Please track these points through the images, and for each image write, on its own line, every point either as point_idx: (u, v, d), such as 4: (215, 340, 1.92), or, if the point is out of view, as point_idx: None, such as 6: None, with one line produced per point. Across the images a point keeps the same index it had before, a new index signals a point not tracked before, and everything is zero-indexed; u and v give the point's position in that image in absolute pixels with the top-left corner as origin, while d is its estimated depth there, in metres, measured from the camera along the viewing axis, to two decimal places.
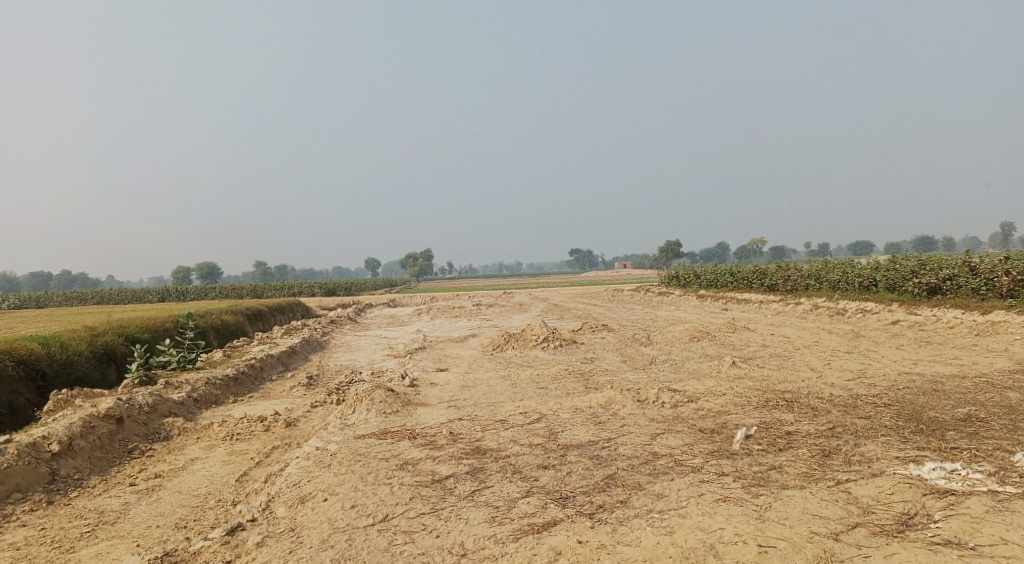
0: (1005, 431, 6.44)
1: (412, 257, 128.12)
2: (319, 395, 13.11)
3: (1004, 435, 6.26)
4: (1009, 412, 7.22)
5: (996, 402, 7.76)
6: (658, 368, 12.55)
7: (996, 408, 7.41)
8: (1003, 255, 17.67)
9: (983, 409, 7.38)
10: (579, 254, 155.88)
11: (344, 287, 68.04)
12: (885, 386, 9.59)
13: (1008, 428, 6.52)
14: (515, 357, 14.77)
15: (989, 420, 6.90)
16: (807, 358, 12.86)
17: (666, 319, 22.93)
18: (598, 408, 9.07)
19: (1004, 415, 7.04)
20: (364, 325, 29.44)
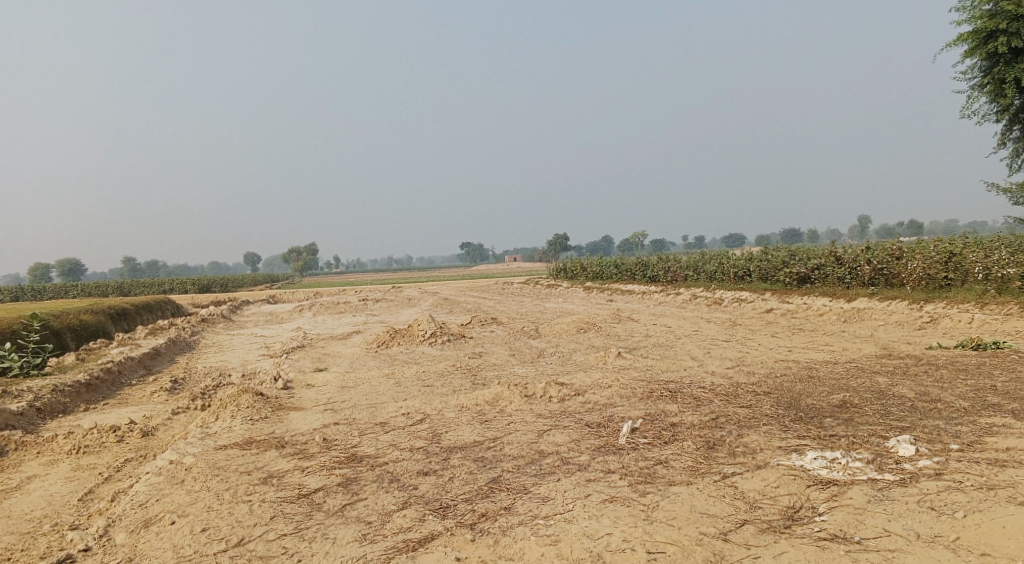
0: (876, 417, 6.66)
1: (296, 251, 123.04)
2: (182, 400, 11.95)
3: (876, 422, 6.47)
4: (878, 397, 7.53)
5: (866, 387, 8.11)
6: (547, 361, 12.39)
7: (866, 394, 7.72)
8: (864, 246, 18.97)
9: (855, 395, 7.67)
10: (469, 248, 155.91)
11: (221, 283, 64.19)
12: (763, 373, 9.87)
13: (879, 414, 6.76)
14: (401, 354, 14.19)
15: (861, 407, 7.14)
16: (690, 347, 13.14)
17: (554, 311, 23.02)
18: (484, 405, 8.73)
19: (874, 401, 7.32)
20: (241, 323, 27.66)
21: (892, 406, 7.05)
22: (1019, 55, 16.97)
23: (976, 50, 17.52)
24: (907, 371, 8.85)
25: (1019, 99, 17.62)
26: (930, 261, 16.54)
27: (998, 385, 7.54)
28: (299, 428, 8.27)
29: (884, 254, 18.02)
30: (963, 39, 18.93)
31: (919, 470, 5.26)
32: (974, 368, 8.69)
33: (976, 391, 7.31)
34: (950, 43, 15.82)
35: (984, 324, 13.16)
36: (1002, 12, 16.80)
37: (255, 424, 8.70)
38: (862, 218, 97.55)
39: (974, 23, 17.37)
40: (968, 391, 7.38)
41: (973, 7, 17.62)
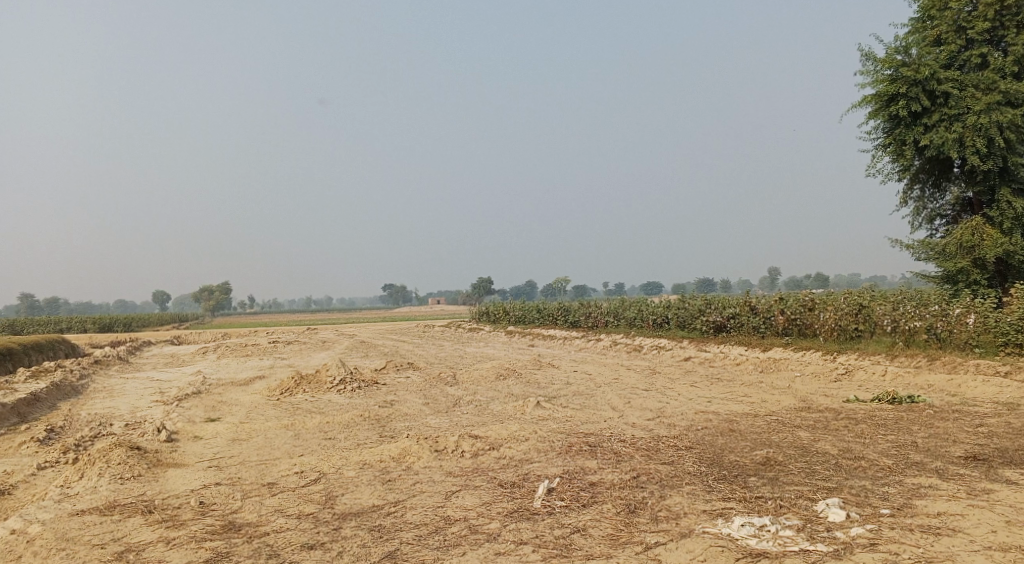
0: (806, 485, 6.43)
1: (208, 289, 117.50)
2: (47, 453, 10.50)
3: (806, 490, 6.27)
4: (805, 462, 7.31)
5: (787, 446, 7.88)
6: (462, 411, 11.70)
7: (792, 458, 7.50)
8: (777, 296, 19.38)
9: (779, 458, 7.42)
10: (392, 290, 153.52)
11: (122, 322, 60.03)
12: (684, 426, 9.55)
13: (806, 480, 6.56)
14: (305, 402, 13.15)
15: (791, 472, 7.00)
16: (609, 396, 12.79)
17: (474, 356, 22.35)
18: (389, 461, 7.97)
19: (801, 467, 7.15)
20: (137, 366, 25.54)
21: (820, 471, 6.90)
22: (917, 120, 18.04)
23: (879, 112, 18.50)
24: (831, 434, 8.73)
25: (918, 161, 18.68)
26: (840, 313, 17.01)
27: (914, 455, 7.50)
28: (178, 487, 7.18)
29: (797, 305, 18.43)
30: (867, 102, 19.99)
31: (853, 540, 5.01)
32: (893, 432, 8.68)
33: (898, 462, 7.24)
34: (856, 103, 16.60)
35: (895, 377, 13.49)
36: (902, 77, 17.83)
37: (126, 482, 7.49)
38: (774, 271, 101.88)
39: (878, 87, 18.36)
40: (892, 462, 7.26)
41: (875, 72, 18.66)
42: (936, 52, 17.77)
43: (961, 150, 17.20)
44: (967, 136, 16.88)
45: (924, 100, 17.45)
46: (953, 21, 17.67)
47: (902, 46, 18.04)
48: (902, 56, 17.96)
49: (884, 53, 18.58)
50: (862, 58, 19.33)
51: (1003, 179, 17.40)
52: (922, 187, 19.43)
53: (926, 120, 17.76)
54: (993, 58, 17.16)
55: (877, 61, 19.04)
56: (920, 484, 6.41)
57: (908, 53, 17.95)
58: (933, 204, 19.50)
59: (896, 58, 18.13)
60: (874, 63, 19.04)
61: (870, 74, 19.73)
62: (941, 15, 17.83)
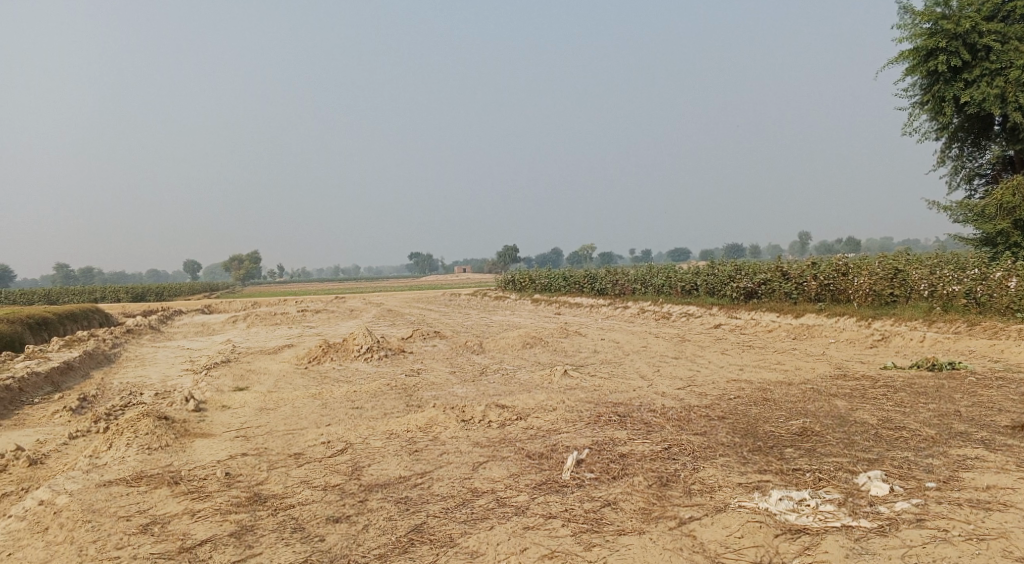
0: (845, 457, 6.19)
1: (239, 260, 119.05)
2: (81, 422, 10.67)
3: (846, 462, 6.01)
4: (842, 434, 7.05)
5: (824, 419, 7.62)
6: (488, 380, 11.60)
7: (829, 430, 7.23)
8: (810, 261, 18.89)
9: (817, 431, 7.16)
10: (419, 258, 154.12)
11: (157, 293, 61.18)
12: (715, 395, 9.35)
13: (846, 453, 6.30)
14: (332, 371, 13.17)
15: (830, 443, 6.73)
16: (638, 364, 12.59)
17: (500, 324, 22.25)
18: (415, 431, 7.89)
19: (839, 438, 6.88)
20: (170, 336, 25.98)
21: (859, 443, 6.62)
22: (958, 75, 17.21)
23: (918, 68, 17.69)
24: (869, 403, 8.44)
25: (957, 119, 17.88)
26: (876, 277, 16.50)
27: (959, 425, 7.21)
28: (204, 459, 7.18)
29: (830, 270, 17.95)
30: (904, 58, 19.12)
31: (898, 515, 4.80)
32: (935, 401, 8.37)
33: (941, 434, 6.94)
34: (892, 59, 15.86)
35: (935, 343, 13.06)
36: (942, 31, 16.96)
37: (154, 454, 7.53)
38: (805, 235, 99.91)
39: (916, 42, 17.53)
40: (935, 432, 6.99)
41: (914, 26, 17.80)
42: (979, 4, 16.87)
43: (1003, 107, 16.40)
44: (1011, 91, 16.07)
45: (965, 54, 16.62)
46: None
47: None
48: (943, 8, 17.07)
49: (923, 6, 17.69)
50: (899, 11, 18.45)
51: None
52: (961, 146, 18.64)
53: (966, 76, 16.93)
54: None
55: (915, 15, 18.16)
56: (966, 455, 6.12)
57: (948, 4, 17.06)
58: (972, 164, 18.72)
59: (936, 10, 17.26)
60: (912, 17, 18.16)
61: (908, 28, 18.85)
62: None
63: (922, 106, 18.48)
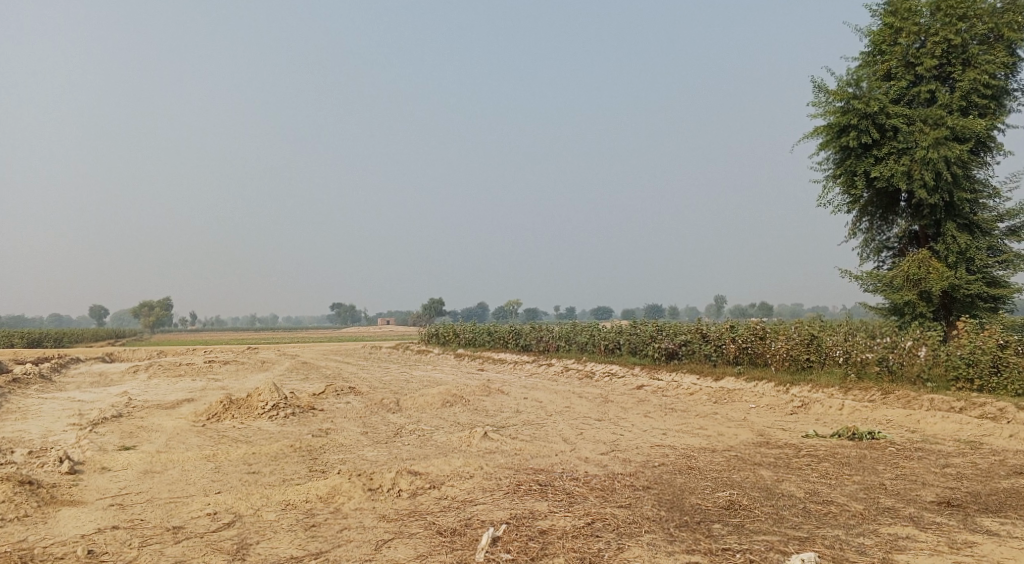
0: (776, 535, 5.91)
1: (147, 304, 112.82)
2: None
3: (776, 541, 5.72)
4: (770, 511, 6.82)
5: (753, 496, 7.38)
6: (403, 442, 10.86)
7: (755, 506, 6.98)
8: (729, 324, 19.17)
9: (743, 508, 6.89)
10: (341, 309, 150.54)
11: (53, 338, 56.76)
12: (639, 463, 9.03)
13: (776, 530, 6.03)
14: (231, 430, 12.07)
15: (758, 518, 6.45)
16: (560, 426, 12.17)
17: (420, 380, 21.44)
18: (315, 501, 7.12)
19: (767, 515, 6.62)
20: (57, 384, 23.74)
21: (787, 519, 6.36)
22: (867, 152, 18.18)
23: (831, 143, 18.63)
24: (793, 477, 8.31)
25: (867, 193, 18.83)
26: (793, 342, 16.85)
27: (887, 502, 7.13)
28: (67, 535, 5.77)
29: (748, 333, 18.25)
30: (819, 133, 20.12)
31: None
32: (859, 474, 8.33)
33: (869, 511, 6.82)
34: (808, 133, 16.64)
35: (852, 411, 13.27)
36: (853, 109, 17.94)
37: (4, 528, 5.96)
38: (721, 299, 103.43)
39: (829, 119, 18.49)
40: (864, 507, 7.00)
41: (827, 104, 18.80)
42: (886, 87, 17.97)
43: (909, 183, 17.39)
44: (916, 169, 17.07)
45: (874, 132, 17.62)
46: (902, 56, 17.92)
47: (854, 79, 18.22)
48: (854, 89, 18.11)
49: (836, 85, 18.74)
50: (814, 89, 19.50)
51: (949, 214, 17.62)
52: (871, 219, 19.59)
53: (876, 152, 17.92)
54: (942, 94, 17.37)
55: (829, 94, 19.21)
56: (897, 534, 5.95)
57: (859, 85, 18.11)
58: (881, 236, 19.65)
59: (847, 90, 18.29)
60: (826, 95, 19.19)
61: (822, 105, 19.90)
62: (891, 49, 18.09)
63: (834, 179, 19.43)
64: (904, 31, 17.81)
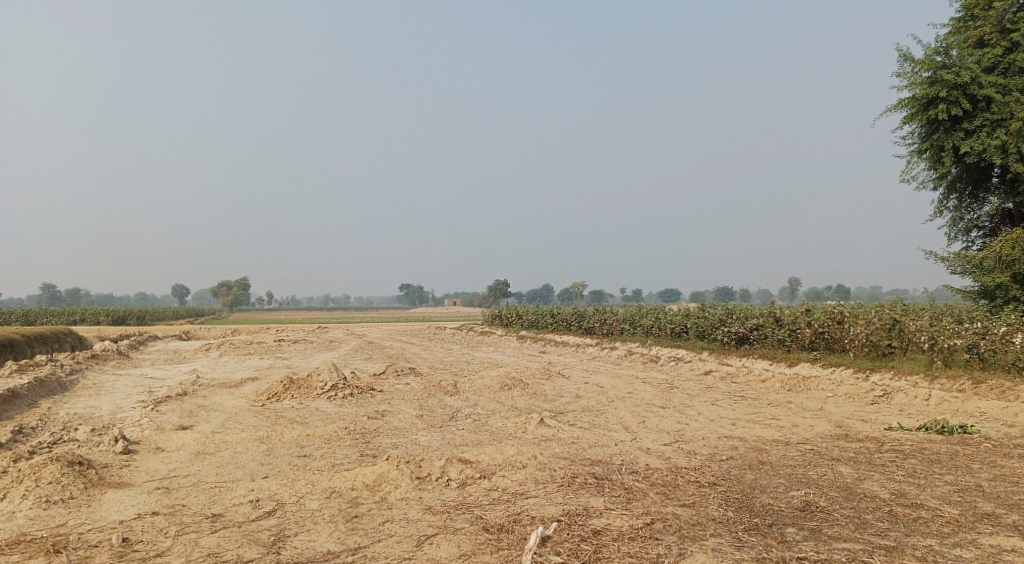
0: (859, 545, 5.27)
1: (226, 285, 117.39)
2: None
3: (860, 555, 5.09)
4: (852, 516, 6.14)
5: (833, 498, 6.69)
6: (457, 427, 10.56)
7: (835, 512, 6.31)
8: (804, 307, 18.07)
9: (821, 514, 6.23)
10: (409, 290, 153.01)
11: (137, 317, 59.63)
12: (705, 456, 8.43)
13: (859, 539, 5.38)
14: (288, 411, 12.06)
15: (839, 523, 5.80)
16: (622, 413, 11.62)
17: (481, 362, 21.20)
18: (361, 490, 6.85)
19: (849, 519, 5.95)
20: (136, 362, 24.70)
21: (873, 526, 5.70)
22: (957, 125, 16.62)
23: (916, 117, 17.13)
24: (876, 475, 7.54)
25: (956, 169, 17.26)
26: (873, 327, 15.71)
27: (988, 507, 6.34)
28: (105, 520, 5.72)
29: (825, 317, 17.14)
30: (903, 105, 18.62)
31: None
32: (952, 474, 7.50)
33: (967, 518, 6.07)
34: (891, 106, 15.28)
35: (942, 403, 12.18)
36: (942, 79, 16.41)
37: (49, 511, 5.99)
38: (795, 282, 99.31)
39: (915, 91, 17.00)
40: (960, 512, 6.23)
41: (913, 74, 17.29)
42: (978, 54, 16.37)
43: (1004, 157, 15.80)
44: (1011, 142, 15.47)
45: (965, 103, 16.04)
46: (997, 21, 16.31)
47: (943, 47, 16.66)
48: (943, 57, 16.57)
49: (924, 54, 17.20)
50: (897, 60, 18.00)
51: None
52: (960, 197, 18.10)
53: (966, 125, 16.35)
54: None
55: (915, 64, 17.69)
56: (1002, 549, 5.22)
57: (948, 54, 16.55)
58: (971, 215, 18.21)
59: (936, 59, 16.76)
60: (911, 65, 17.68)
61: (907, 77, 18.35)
62: (985, 15, 16.48)
63: (920, 156, 17.90)
64: None
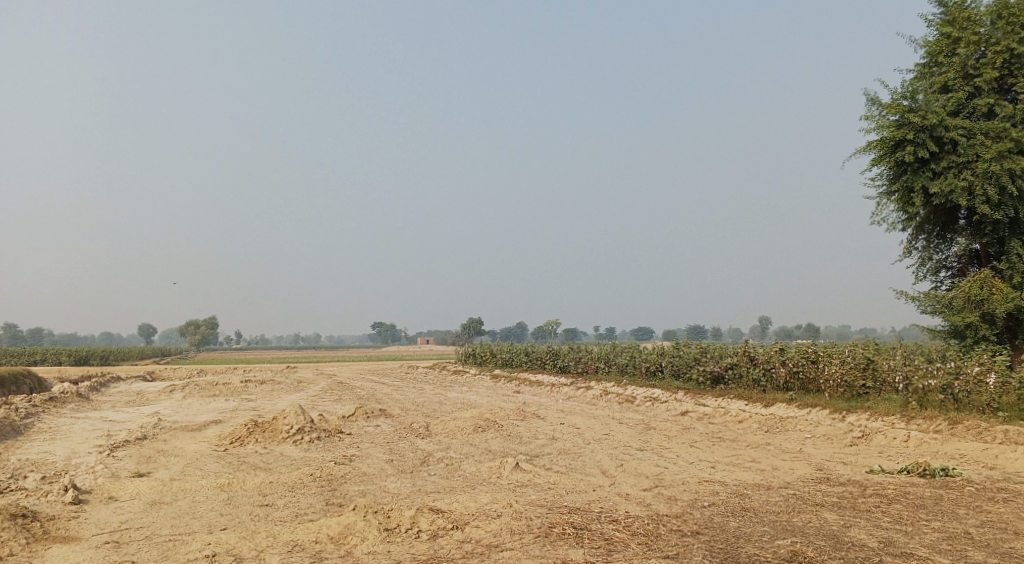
0: None
1: (194, 323, 114.99)
2: None
3: None
4: None
5: (819, 549, 6.45)
6: (429, 472, 10.15)
7: None
8: (778, 346, 18.05)
9: None
10: (382, 329, 151.44)
11: (99, 356, 57.84)
12: (685, 502, 8.16)
13: None
14: (252, 456, 11.53)
15: None
16: (599, 456, 11.32)
17: (454, 403, 20.74)
18: (326, 543, 6.43)
19: None
20: (95, 404, 23.74)
21: None
22: (925, 166, 16.94)
23: (885, 158, 17.49)
24: (861, 522, 7.33)
25: (924, 210, 17.56)
26: (847, 367, 15.72)
27: (978, 557, 6.16)
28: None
29: (799, 356, 17.12)
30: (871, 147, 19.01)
31: None
32: (938, 520, 7.32)
33: None
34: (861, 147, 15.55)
35: (919, 444, 12.09)
36: (909, 122, 16.81)
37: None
38: (766, 321, 100.36)
39: (883, 133, 17.39)
40: None
41: (881, 117, 17.70)
42: (943, 99, 16.79)
43: (970, 198, 16.16)
44: (978, 184, 15.87)
45: (931, 146, 16.39)
46: (961, 67, 16.79)
47: (909, 91, 17.06)
48: (910, 101, 16.97)
49: (891, 98, 17.60)
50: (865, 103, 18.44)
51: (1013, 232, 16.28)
52: (927, 237, 18.34)
53: (933, 166, 16.70)
54: (1003, 107, 16.17)
55: (882, 107, 18.10)
56: None
57: (915, 98, 16.94)
58: (939, 255, 18.34)
59: (903, 103, 17.16)
60: (879, 108, 18.08)
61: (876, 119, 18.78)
62: (948, 61, 16.96)
63: (889, 196, 18.22)
64: (963, 41, 16.75)
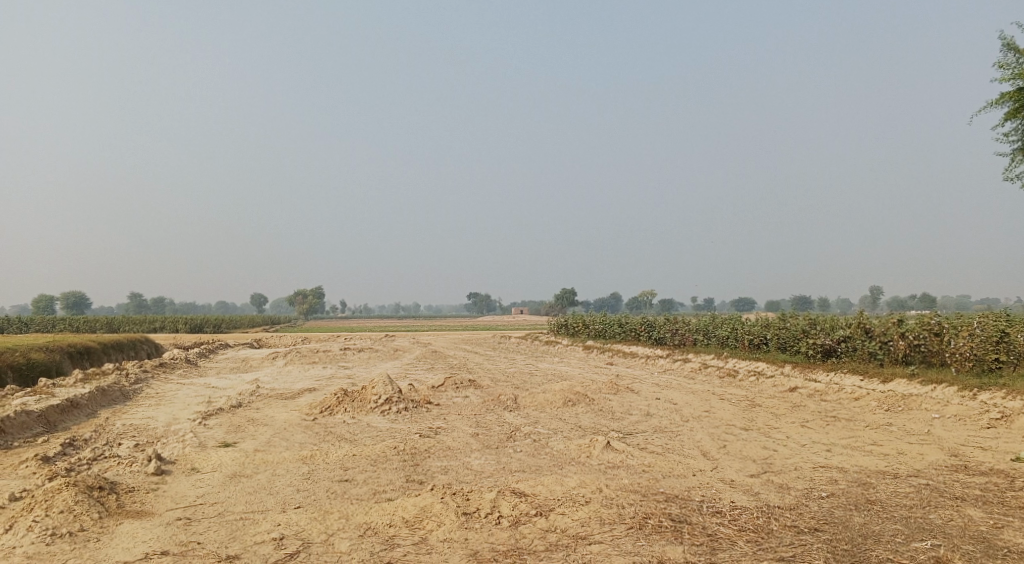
0: None
1: (301, 294, 120.60)
2: (33, 460, 9.19)
3: None
4: None
5: (968, 555, 5.39)
6: (514, 448, 9.61)
7: None
8: (898, 316, 16.34)
9: None
10: (477, 299, 153.60)
11: (213, 326, 61.51)
12: (800, 492, 7.21)
13: None
14: (339, 426, 11.44)
15: None
16: (698, 436, 10.44)
17: (545, 374, 20.23)
18: (400, 526, 6.00)
19: None
20: (203, 370, 25.02)
21: None
22: None
23: (1022, 109, 15.32)
24: (1015, 523, 6.10)
25: None
26: (977, 339, 13.96)
27: None
28: None
29: (920, 328, 15.46)
30: (1007, 97, 16.75)
31: None
32: None
33: None
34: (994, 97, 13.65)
35: None
36: None
37: (53, 547, 5.53)
38: (879, 288, 94.02)
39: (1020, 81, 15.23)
40: None
41: (1018, 63, 15.52)
42: None
43: None
44: None
45: None
46: None
47: None
48: None
49: None
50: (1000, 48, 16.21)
51: None
52: None
53: None
54: None
55: (1021, 52, 15.86)
56: None
57: None
58: None
59: None
60: (1017, 53, 15.87)
61: (1012, 66, 16.48)
62: None
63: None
64: None
